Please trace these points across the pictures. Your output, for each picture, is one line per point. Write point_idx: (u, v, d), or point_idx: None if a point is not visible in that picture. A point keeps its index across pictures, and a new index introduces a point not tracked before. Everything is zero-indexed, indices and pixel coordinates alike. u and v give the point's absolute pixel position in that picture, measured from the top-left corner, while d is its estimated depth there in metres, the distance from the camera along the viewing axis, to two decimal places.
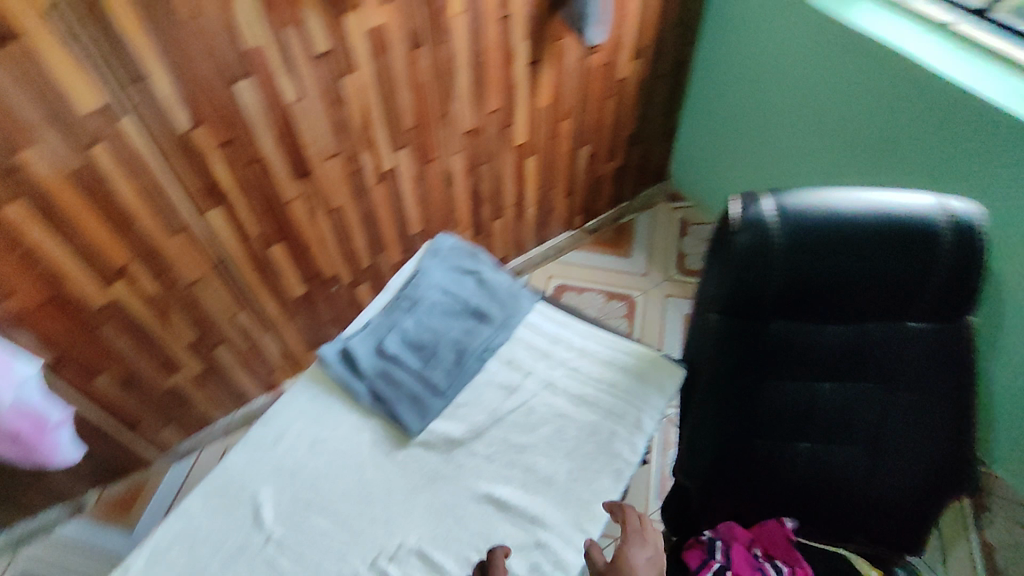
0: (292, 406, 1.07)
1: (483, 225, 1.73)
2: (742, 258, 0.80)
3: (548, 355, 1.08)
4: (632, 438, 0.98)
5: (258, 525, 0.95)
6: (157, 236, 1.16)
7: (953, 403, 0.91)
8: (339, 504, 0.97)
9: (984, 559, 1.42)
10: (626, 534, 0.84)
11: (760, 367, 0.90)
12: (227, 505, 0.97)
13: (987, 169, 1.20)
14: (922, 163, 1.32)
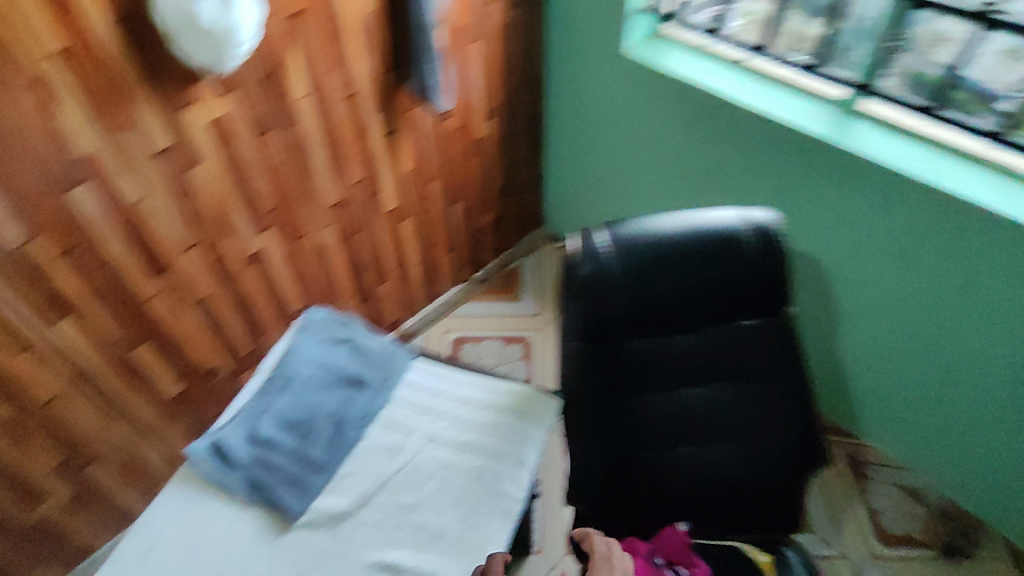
0: (162, 512, 0.94)
1: (369, 293, 1.72)
2: (585, 284, 0.97)
3: (429, 409, 1.03)
4: (517, 475, 0.96)
5: None
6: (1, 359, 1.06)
7: (793, 388, 1.05)
8: None
9: (873, 524, 1.52)
10: (595, 561, 0.95)
11: (623, 380, 1.04)
12: None
13: (797, 183, 1.38)
14: (749, 184, 1.48)
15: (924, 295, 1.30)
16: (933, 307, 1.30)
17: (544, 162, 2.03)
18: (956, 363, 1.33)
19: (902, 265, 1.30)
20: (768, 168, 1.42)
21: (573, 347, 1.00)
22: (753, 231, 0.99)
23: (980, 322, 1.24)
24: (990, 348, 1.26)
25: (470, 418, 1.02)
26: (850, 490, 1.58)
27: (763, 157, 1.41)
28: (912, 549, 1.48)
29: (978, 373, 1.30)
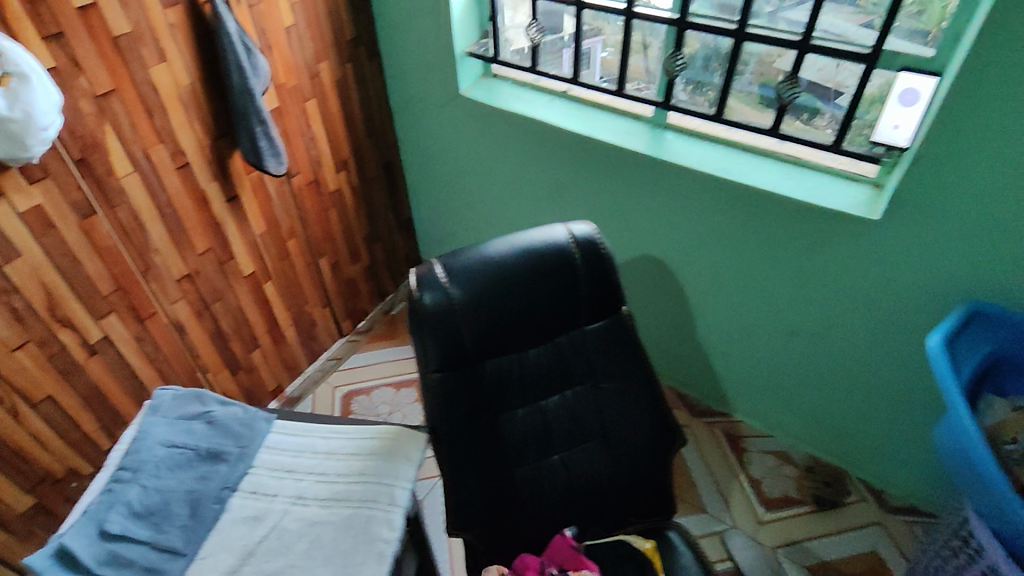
0: None
1: (240, 361, 1.68)
2: (431, 317, 1.00)
3: (292, 469, 1.02)
4: (388, 515, 0.95)
5: None
6: None
7: (642, 381, 1.13)
8: None
9: (754, 491, 1.65)
10: None
11: (487, 402, 1.08)
12: None
13: (625, 194, 1.51)
14: (587, 201, 1.60)
15: (750, 277, 1.43)
16: (760, 285, 1.43)
17: (407, 205, 2.08)
18: (790, 333, 1.47)
19: (727, 253, 1.43)
20: (600, 185, 1.54)
21: (432, 377, 1.03)
22: (580, 242, 1.06)
23: (798, 293, 1.38)
24: (811, 315, 1.40)
25: (336, 470, 1.01)
26: (732, 466, 1.71)
27: (593, 174, 1.52)
28: (789, 507, 1.61)
29: (808, 339, 1.44)
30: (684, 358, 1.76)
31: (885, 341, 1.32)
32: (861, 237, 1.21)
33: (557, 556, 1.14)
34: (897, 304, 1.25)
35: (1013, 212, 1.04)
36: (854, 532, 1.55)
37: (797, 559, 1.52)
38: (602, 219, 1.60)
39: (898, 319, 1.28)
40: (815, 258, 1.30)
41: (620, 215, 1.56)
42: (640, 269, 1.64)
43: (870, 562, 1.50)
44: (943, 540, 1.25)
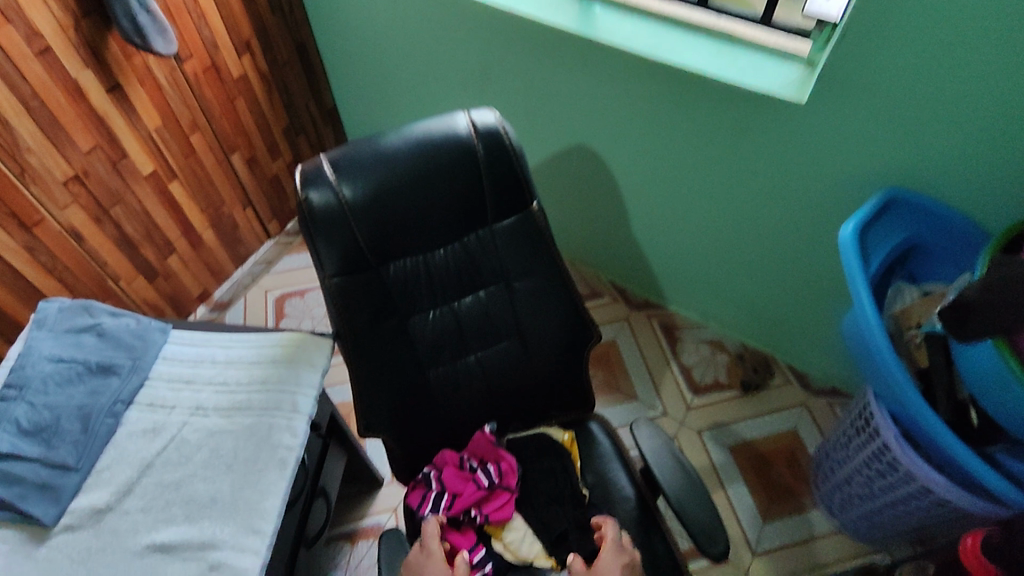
0: None
1: (155, 267, 1.59)
2: (323, 219, 0.92)
3: (190, 379, 0.98)
4: (291, 423, 0.93)
5: None
6: None
7: (555, 278, 1.10)
8: None
9: (684, 378, 1.71)
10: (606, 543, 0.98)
11: (395, 306, 1.04)
12: None
13: (550, 77, 1.40)
14: (513, 86, 1.48)
15: (681, 165, 1.38)
16: (693, 174, 1.38)
17: (329, 93, 1.92)
18: (720, 224, 1.45)
19: (657, 140, 1.36)
20: (526, 67, 1.41)
21: (333, 284, 0.97)
22: (480, 131, 0.98)
23: (728, 182, 1.34)
24: (740, 204, 1.37)
25: (236, 379, 0.98)
26: (665, 356, 1.75)
27: (518, 56, 1.40)
28: (717, 393, 1.68)
29: (737, 229, 1.43)
30: (622, 249, 1.73)
31: (811, 229, 1.31)
32: (791, 119, 1.15)
33: (477, 450, 1.15)
34: (822, 192, 1.23)
35: (938, 94, 0.98)
36: (776, 414, 1.65)
37: (721, 440, 1.61)
38: (531, 106, 1.50)
39: (822, 208, 1.25)
40: (746, 144, 1.24)
41: (548, 101, 1.45)
42: (571, 159, 1.57)
43: (788, 441, 1.61)
44: (849, 420, 1.31)
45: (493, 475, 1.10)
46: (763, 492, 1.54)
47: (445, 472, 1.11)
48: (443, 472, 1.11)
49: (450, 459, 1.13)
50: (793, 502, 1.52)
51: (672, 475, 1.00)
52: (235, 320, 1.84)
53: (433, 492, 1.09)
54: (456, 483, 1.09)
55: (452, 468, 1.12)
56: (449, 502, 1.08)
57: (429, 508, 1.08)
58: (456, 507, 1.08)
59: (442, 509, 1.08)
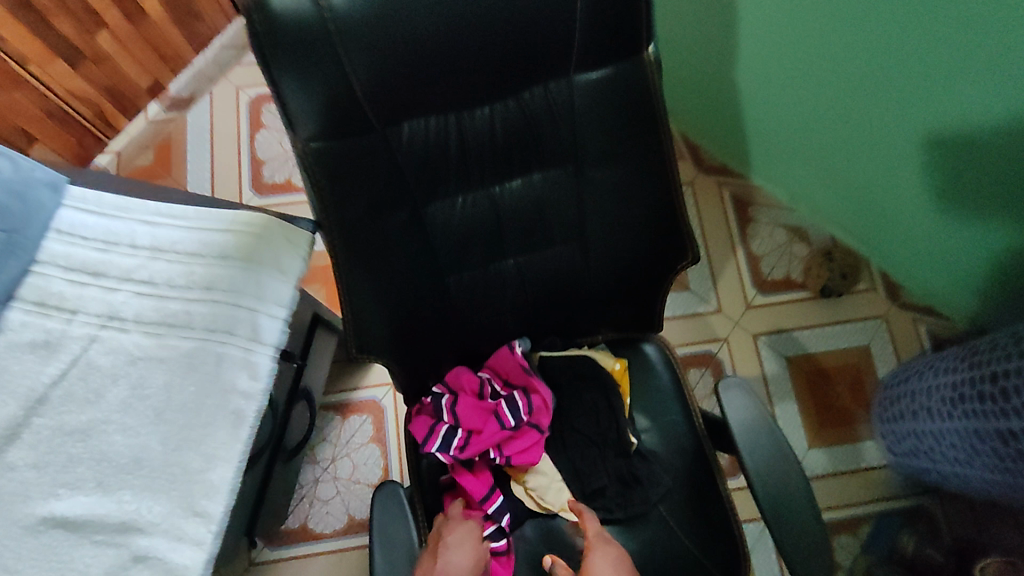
0: None
1: (76, 49, 1.17)
2: (293, 42, 0.52)
3: (100, 273, 0.66)
4: (249, 358, 0.65)
5: None
6: None
7: (653, 172, 0.72)
8: None
9: (750, 268, 1.42)
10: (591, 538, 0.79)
11: (408, 188, 0.68)
12: None
13: None
14: None
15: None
16: (858, 7, 0.93)
17: None
18: (870, 90, 1.03)
19: None
20: None
21: (312, 152, 0.60)
22: None
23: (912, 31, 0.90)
24: (913, 65, 0.94)
25: (167, 279, 0.66)
26: (731, 239, 1.44)
27: None
28: (785, 292, 1.40)
29: (892, 102, 1.01)
30: (709, 96, 1.31)
31: (1005, 125, 0.90)
32: None
33: (500, 374, 0.90)
34: None
35: None
36: (848, 326, 1.38)
37: (780, 348, 1.37)
38: None
39: None
40: None
41: None
42: None
43: (856, 359, 1.36)
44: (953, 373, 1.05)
45: (520, 411, 0.86)
46: (816, 413, 1.34)
47: (459, 400, 0.87)
48: (458, 401, 0.87)
49: (466, 383, 0.88)
50: (847, 429, 1.33)
51: (764, 463, 0.75)
52: (199, 125, 1.44)
53: (441, 425, 0.86)
54: (472, 417, 0.86)
55: (469, 395, 0.87)
56: (463, 440, 0.85)
57: (436, 444, 0.85)
58: (471, 446, 0.85)
59: (454, 447, 0.85)
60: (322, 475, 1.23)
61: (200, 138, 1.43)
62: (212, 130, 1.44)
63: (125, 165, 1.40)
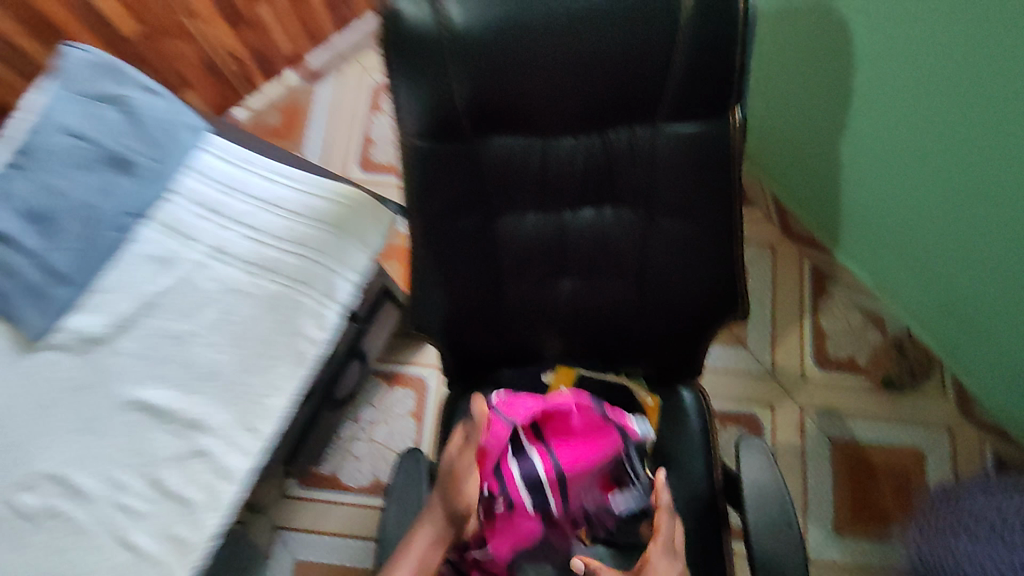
0: None
1: None
2: (417, 48, 0.62)
3: (219, 211, 0.79)
4: (319, 311, 0.75)
5: None
6: None
7: (719, 226, 0.76)
8: None
9: (815, 342, 1.40)
10: None
11: (486, 199, 0.75)
12: None
13: None
14: None
15: (954, 77, 0.91)
16: (966, 106, 0.93)
17: None
18: (961, 190, 1.02)
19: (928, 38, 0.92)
20: None
21: (412, 146, 0.69)
22: None
23: (1015, 125, 0.88)
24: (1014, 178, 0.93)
25: (270, 226, 0.78)
26: (802, 309, 1.42)
27: None
28: (846, 374, 1.37)
29: (988, 204, 0.99)
30: (804, 161, 1.31)
31: None
32: None
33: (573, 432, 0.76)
34: None
35: None
36: (907, 426, 1.33)
37: (827, 427, 1.34)
38: None
39: None
40: None
41: None
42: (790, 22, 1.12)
43: (906, 459, 1.31)
44: None
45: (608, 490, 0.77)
46: (852, 501, 1.29)
47: (531, 448, 0.74)
48: (533, 452, 0.73)
49: (538, 414, 0.75)
50: (881, 526, 1.27)
51: (768, 525, 0.77)
52: (325, 98, 1.59)
53: (501, 469, 0.73)
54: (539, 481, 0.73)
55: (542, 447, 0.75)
56: (522, 497, 0.72)
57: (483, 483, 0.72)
58: (522, 510, 0.72)
59: (500, 498, 0.72)
60: (359, 434, 1.33)
61: (324, 110, 1.58)
62: (336, 105, 1.58)
63: (255, 122, 1.56)
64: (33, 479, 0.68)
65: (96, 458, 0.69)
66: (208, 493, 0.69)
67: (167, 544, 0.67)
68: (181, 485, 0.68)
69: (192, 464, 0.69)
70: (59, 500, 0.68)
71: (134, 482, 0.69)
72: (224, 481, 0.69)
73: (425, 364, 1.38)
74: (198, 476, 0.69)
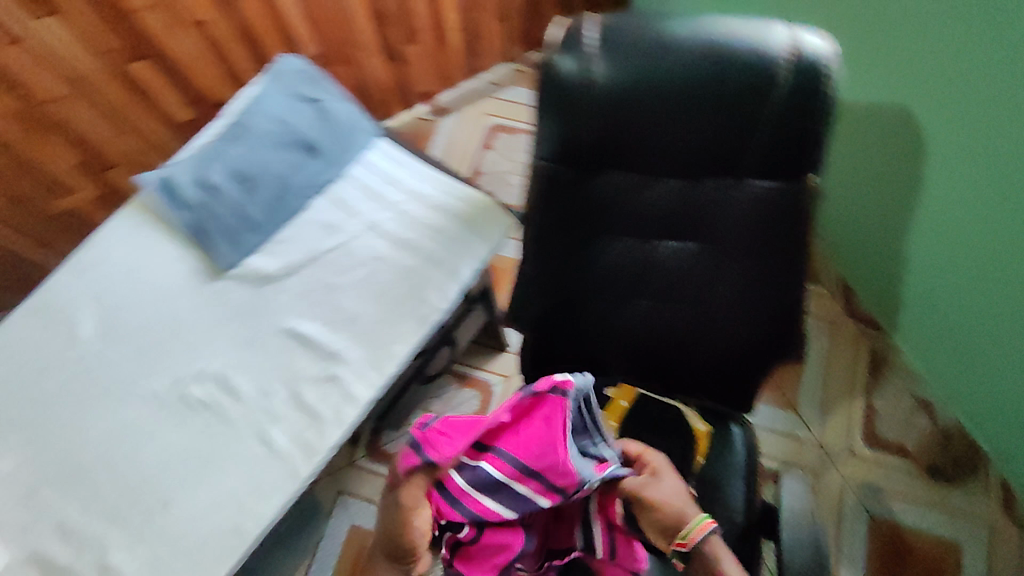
0: (111, 235, 1.00)
1: (395, 51, 1.62)
2: (563, 90, 0.78)
3: (379, 196, 1.02)
4: (445, 286, 0.96)
5: (74, 342, 0.94)
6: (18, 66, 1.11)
7: (785, 272, 0.88)
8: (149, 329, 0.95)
9: (863, 421, 1.47)
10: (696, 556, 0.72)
11: (590, 220, 0.91)
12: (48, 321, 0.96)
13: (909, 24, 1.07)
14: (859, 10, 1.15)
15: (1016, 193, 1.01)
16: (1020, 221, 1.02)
17: None
18: (1013, 297, 1.10)
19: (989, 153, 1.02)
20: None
21: (539, 166, 0.85)
22: (798, 63, 0.73)
23: None
24: None
25: (417, 215, 1.00)
26: (853, 388, 1.50)
27: None
28: (891, 456, 1.42)
29: None
30: (872, 248, 1.41)
31: None
32: None
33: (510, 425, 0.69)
34: None
35: None
36: (948, 517, 1.36)
37: (867, 503, 1.38)
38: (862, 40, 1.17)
39: None
40: None
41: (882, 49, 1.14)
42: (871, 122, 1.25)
43: (944, 550, 1.33)
44: None
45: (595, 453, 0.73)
46: None
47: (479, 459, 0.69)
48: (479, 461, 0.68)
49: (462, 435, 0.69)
50: None
51: (798, 544, 0.85)
52: (447, 131, 1.84)
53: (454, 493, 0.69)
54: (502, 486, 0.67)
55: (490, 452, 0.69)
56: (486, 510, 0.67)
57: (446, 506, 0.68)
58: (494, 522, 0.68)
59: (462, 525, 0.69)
60: None
61: (443, 141, 1.83)
62: (455, 139, 1.83)
63: None
64: (204, 377, 0.92)
65: (255, 367, 0.92)
66: (336, 411, 0.90)
67: (299, 448, 0.88)
68: (316, 399, 0.90)
69: (326, 386, 0.91)
70: (220, 395, 0.91)
71: (281, 392, 0.91)
72: (349, 404, 0.90)
73: (495, 373, 1.52)
74: (331, 396, 0.91)
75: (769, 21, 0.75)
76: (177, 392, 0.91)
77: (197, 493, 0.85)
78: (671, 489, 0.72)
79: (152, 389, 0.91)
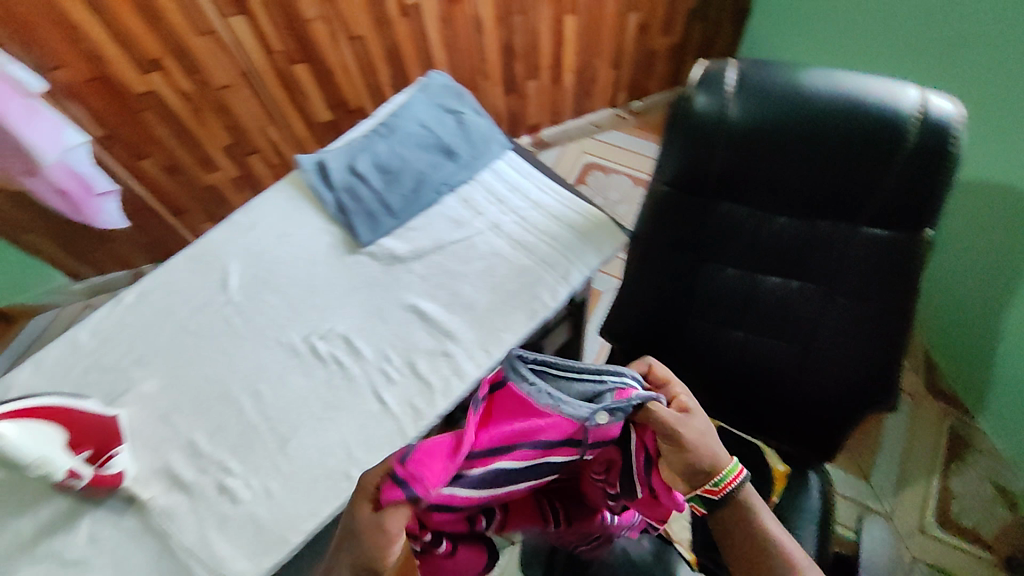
0: (268, 202, 1.16)
1: (515, 82, 1.75)
2: (696, 124, 0.84)
3: (503, 201, 1.14)
4: (555, 287, 1.04)
5: (224, 289, 1.08)
6: (204, 55, 1.28)
7: (889, 319, 0.91)
8: (287, 287, 1.08)
9: (939, 499, 1.42)
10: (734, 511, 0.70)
11: (701, 246, 0.97)
12: (204, 269, 1.10)
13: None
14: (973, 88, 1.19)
15: None
16: None
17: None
18: None
19: None
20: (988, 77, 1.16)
21: (659, 190, 0.92)
22: (927, 123, 0.78)
23: None
24: None
25: (535, 221, 1.11)
26: (932, 466, 1.46)
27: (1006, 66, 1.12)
28: (967, 540, 1.37)
29: None
30: (965, 323, 1.40)
31: None
32: None
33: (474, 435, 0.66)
34: None
35: None
36: None
37: None
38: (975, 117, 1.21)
39: None
40: None
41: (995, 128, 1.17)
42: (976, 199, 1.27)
43: None
44: None
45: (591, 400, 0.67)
46: None
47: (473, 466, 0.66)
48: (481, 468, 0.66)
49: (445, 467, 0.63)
50: None
51: None
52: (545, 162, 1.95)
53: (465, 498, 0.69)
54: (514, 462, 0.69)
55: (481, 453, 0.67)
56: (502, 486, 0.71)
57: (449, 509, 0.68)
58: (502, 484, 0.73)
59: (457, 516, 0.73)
60: None
61: None
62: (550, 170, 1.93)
63: None
64: (331, 335, 1.03)
65: (376, 334, 1.03)
66: (444, 384, 0.98)
67: (405, 411, 0.97)
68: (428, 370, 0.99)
69: (438, 359, 1.00)
70: (343, 354, 1.01)
71: (396, 359, 1.01)
72: (459, 379, 0.98)
73: None
74: (441, 369, 0.99)
75: (903, 83, 0.81)
76: (308, 343, 1.03)
77: (313, 434, 0.95)
78: (699, 428, 0.67)
79: (288, 339, 1.03)
